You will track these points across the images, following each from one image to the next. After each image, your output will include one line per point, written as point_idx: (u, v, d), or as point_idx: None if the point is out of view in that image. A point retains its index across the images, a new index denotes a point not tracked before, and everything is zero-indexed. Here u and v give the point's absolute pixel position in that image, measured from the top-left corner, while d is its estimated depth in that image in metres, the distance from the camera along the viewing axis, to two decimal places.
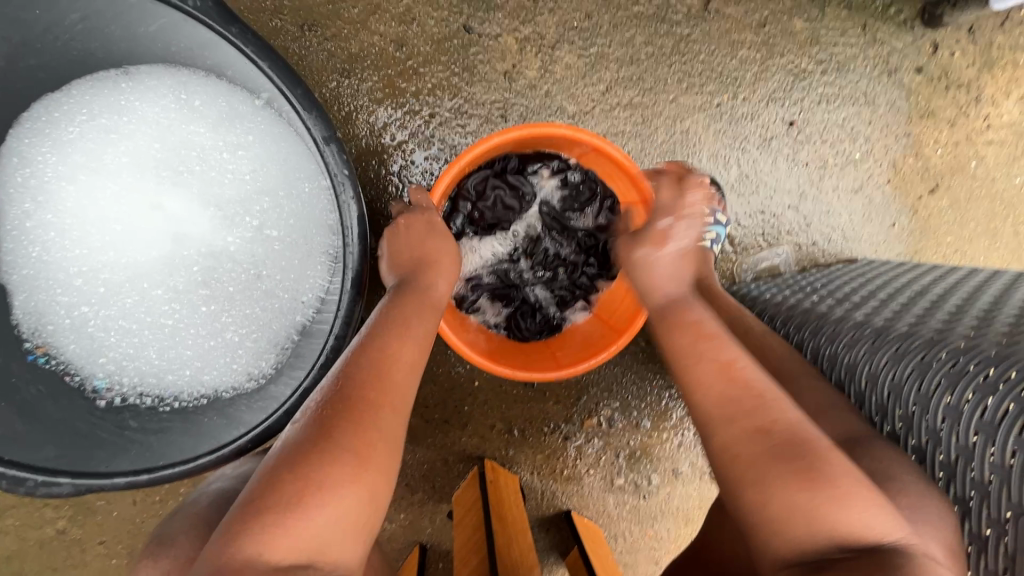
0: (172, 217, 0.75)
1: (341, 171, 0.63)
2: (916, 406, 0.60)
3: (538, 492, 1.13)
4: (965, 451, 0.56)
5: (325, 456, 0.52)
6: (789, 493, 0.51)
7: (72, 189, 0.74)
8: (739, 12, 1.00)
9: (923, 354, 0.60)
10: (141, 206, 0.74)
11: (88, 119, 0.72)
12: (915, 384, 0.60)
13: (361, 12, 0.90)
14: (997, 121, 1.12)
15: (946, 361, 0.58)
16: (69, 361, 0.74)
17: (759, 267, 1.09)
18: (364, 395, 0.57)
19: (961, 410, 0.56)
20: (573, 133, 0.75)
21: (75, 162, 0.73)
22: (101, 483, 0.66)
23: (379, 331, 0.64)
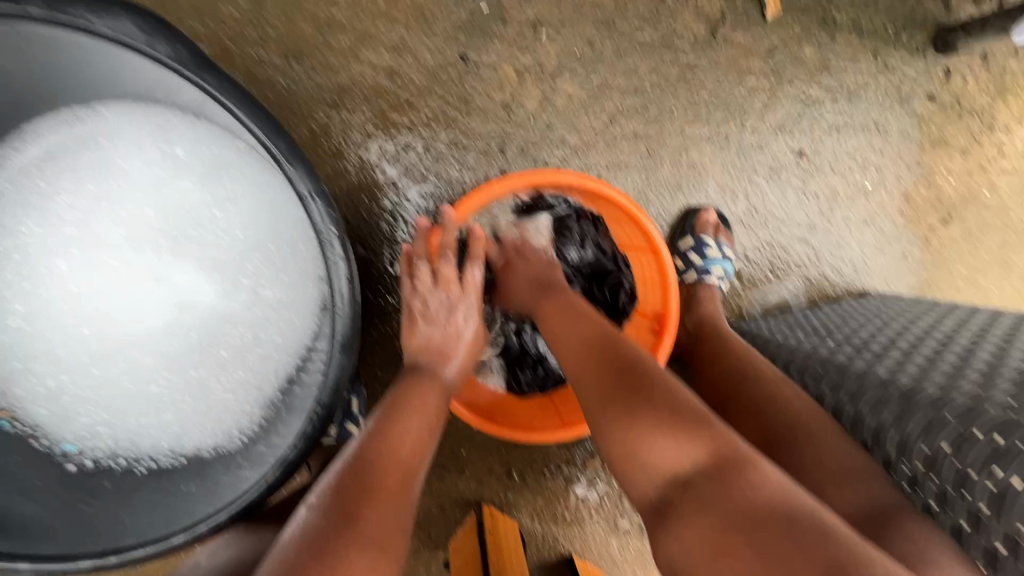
0: (174, 286, 0.72)
1: (329, 228, 0.60)
2: (952, 483, 0.55)
3: (539, 538, 1.08)
4: (1010, 541, 0.50)
5: (348, 543, 0.50)
6: (631, 437, 0.55)
7: (63, 260, 0.69)
8: (747, 39, 0.96)
9: (957, 426, 0.55)
10: (140, 275, 0.72)
11: (76, 184, 0.67)
12: (950, 460, 0.55)
13: (351, 41, 0.85)
14: (1010, 148, 1.08)
15: (984, 437, 0.53)
16: (38, 425, 0.68)
17: (767, 302, 1.05)
18: (384, 477, 0.57)
19: (1005, 495, 0.50)
20: (580, 180, 0.70)
21: (66, 233, 0.69)
22: (64, 566, 0.61)
23: (392, 411, 0.64)
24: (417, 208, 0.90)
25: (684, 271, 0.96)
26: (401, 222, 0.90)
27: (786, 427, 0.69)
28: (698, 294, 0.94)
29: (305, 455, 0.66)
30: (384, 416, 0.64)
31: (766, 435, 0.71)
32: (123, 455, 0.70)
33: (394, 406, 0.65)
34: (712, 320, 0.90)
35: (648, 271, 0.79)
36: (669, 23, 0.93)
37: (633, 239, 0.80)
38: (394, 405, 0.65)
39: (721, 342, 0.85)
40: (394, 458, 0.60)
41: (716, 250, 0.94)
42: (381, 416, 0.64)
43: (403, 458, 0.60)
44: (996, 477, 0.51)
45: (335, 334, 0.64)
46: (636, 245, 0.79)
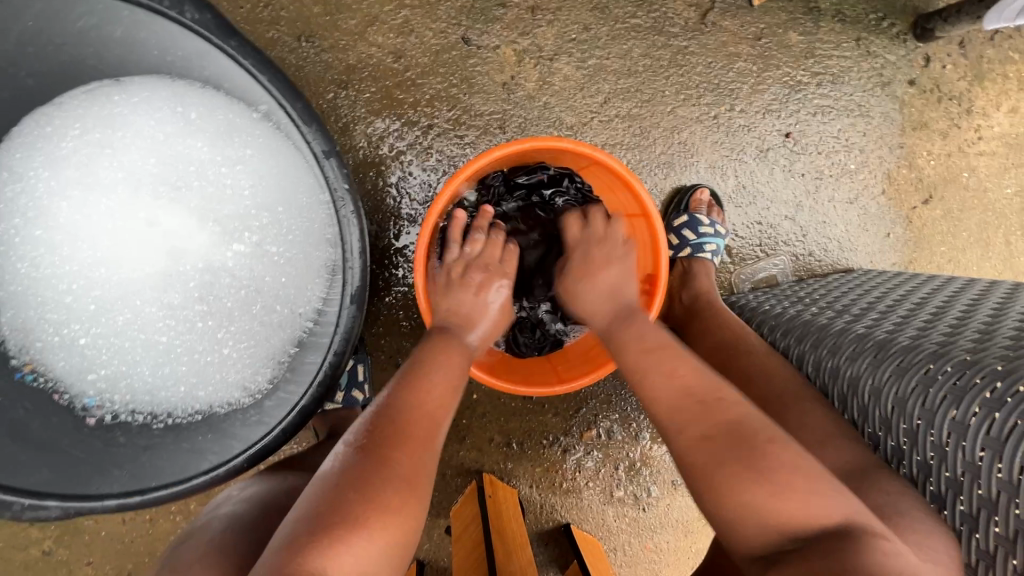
0: (167, 232, 0.74)
1: (341, 187, 0.62)
2: (922, 420, 0.61)
3: (537, 506, 1.12)
4: (972, 467, 0.56)
5: (381, 482, 0.54)
6: (743, 489, 0.53)
7: (66, 206, 0.73)
8: (736, 25, 1.01)
9: (927, 368, 0.61)
10: (136, 222, 0.74)
11: (79, 134, 0.71)
12: (919, 399, 0.61)
13: (359, 23, 0.90)
14: (988, 132, 1.13)
15: (952, 375, 0.58)
16: (59, 378, 0.73)
17: (756, 277, 1.09)
18: (409, 426, 0.60)
19: (967, 425, 0.56)
20: (574, 146, 0.74)
21: (68, 176, 0.72)
22: (90, 506, 0.64)
23: (416, 368, 0.67)
24: (421, 183, 0.94)
25: (678, 246, 1.00)
26: (406, 196, 0.94)
27: (778, 396, 0.74)
28: (692, 268, 0.98)
29: (318, 403, 0.69)
30: (408, 372, 0.67)
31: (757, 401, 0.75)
32: (141, 411, 0.74)
33: (419, 363, 0.68)
34: (705, 294, 0.94)
35: (641, 238, 0.83)
36: (661, 10, 0.98)
37: (626, 208, 0.84)
38: (419, 363, 0.68)
39: (712, 312, 0.90)
40: (419, 409, 0.63)
41: (708, 225, 0.98)
42: (405, 372, 0.67)
43: (428, 410, 0.63)
44: (960, 411, 0.57)
45: (346, 288, 0.66)
46: (629, 212, 0.83)
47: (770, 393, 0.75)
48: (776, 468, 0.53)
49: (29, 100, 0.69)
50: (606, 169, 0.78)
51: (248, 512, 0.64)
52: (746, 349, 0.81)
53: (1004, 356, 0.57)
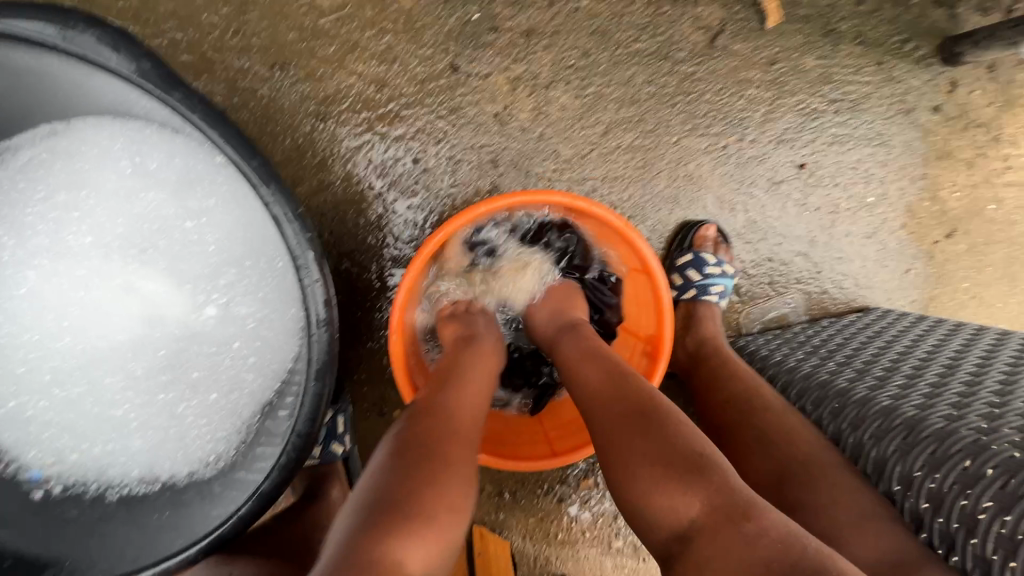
0: (145, 298, 0.69)
1: (304, 252, 0.56)
2: (960, 526, 0.55)
3: (530, 558, 1.05)
4: None
5: (431, 466, 0.53)
6: (637, 462, 0.54)
7: (31, 274, 0.67)
8: (747, 48, 0.93)
9: (966, 466, 0.56)
10: (109, 288, 0.69)
11: (44, 197, 0.65)
12: (958, 500, 0.55)
13: (338, 50, 0.83)
14: (1017, 162, 1.05)
15: (996, 480, 0.53)
16: (4, 449, 0.67)
17: (766, 318, 1.02)
18: (459, 424, 0.59)
19: (1014, 542, 0.50)
20: (572, 200, 0.67)
21: (37, 245, 0.66)
22: None
23: (455, 369, 0.66)
24: (406, 222, 0.88)
25: (682, 287, 0.93)
26: (391, 237, 0.88)
27: (802, 464, 0.67)
28: (697, 312, 0.91)
29: (279, 488, 0.62)
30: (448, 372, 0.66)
31: (780, 468, 0.67)
32: (93, 482, 0.68)
33: (459, 365, 0.67)
34: (712, 341, 0.86)
35: (642, 292, 0.77)
36: (667, 33, 0.90)
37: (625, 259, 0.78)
38: (456, 364, 0.67)
39: (719, 363, 0.82)
40: (465, 407, 0.61)
41: (716, 266, 0.91)
42: (444, 372, 0.66)
43: (472, 406, 0.62)
44: (1006, 523, 0.51)
45: (310, 363, 0.59)
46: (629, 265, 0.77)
47: (791, 460, 0.67)
48: (661, 451, 0.53)
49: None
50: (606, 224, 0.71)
51: None
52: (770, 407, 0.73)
53: None
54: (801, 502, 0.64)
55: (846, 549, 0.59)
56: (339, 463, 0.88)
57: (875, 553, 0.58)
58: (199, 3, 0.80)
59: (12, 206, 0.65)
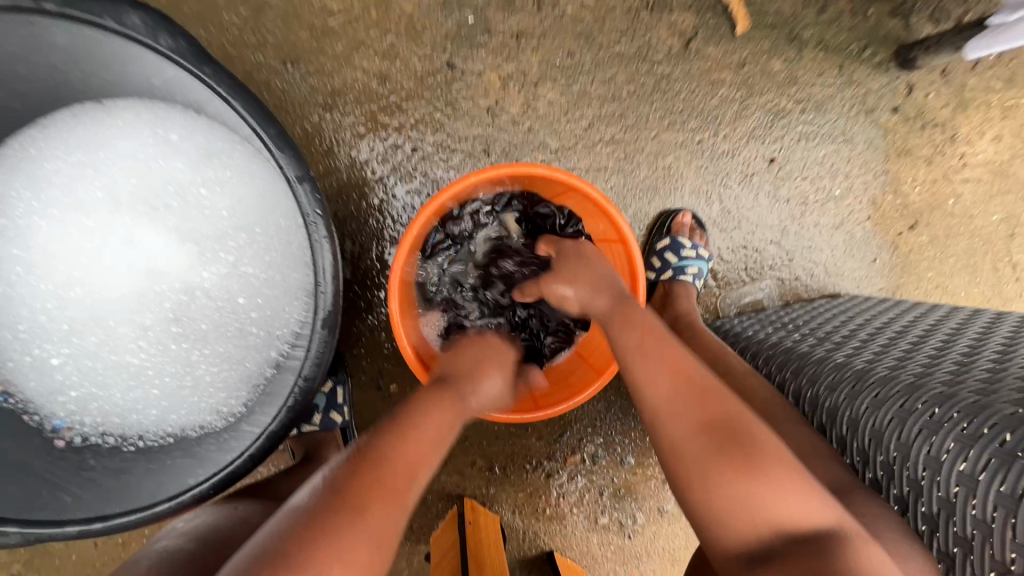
0: (146, 252, 0.76)
1: (313, 211, 0.63)
2: (897, 454, 0.60)
3: (520, 532, 1.10)
4: (947, 504, 0.55)
5: (330, 518, 0.53)
6: (740, 487, 0.56)
7: (46, 225, 0.73)
8: (719, 52, 1.02)
9: (902, 401, 0.61)
10: (117, 241, 0.75)
11: (62, 156, 0.71)
12: (896, 432, 0.60)
13: (345, 48, 0.91)
14: (972, 159, 1.14)
15: (925, 410, 0.58)
16: (29, 399, 0.73)
17: (742, 302, 1.09)
18: (385, 473, 0.58)
19: (941, 461, 0.56)
20: (551, 171, 0.74)
21: (51, 196, 0.73)
22: (51, 533, 0.62)
23: (404, 412, 0.65)
24: (404, 206, 0.95)
25: (661, 269, 1.00)
26: (389, 219, 0.95)
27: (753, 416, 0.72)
28: (673, 291, 0.98)
29: (288, 429, 0.69)
30: (396, 414, 0.65)
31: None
32: (112, 433, 0.74)
33: (409, 409, 0.66)
34: (687, 316, 0.93)
35: (621, 263, 0.83)
36: (645, 37, 0.99)
37: (604, 233, 0.84)
38: (413, 406, 0.66)
39: (693, 335, 0.89)
40: (398, 455, 0.60)
41: (692, 249, 0.98)
42: (395, 415, 0.66)
43: (409, 456, 0.61)
44: (934, 446, 0.56)
45: (318, 312, 0.66)
46: (608, 238, 0.83)
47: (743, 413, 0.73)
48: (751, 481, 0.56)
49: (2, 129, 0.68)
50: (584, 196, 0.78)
51: (192, 546, 0.64)
52: (728, 370, 0.80)
53: (979, 392, 0.56)
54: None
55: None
56: (338, 430, 0.93)
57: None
58: (220, 4, 0.88)
59: (29, 162, 0.71)
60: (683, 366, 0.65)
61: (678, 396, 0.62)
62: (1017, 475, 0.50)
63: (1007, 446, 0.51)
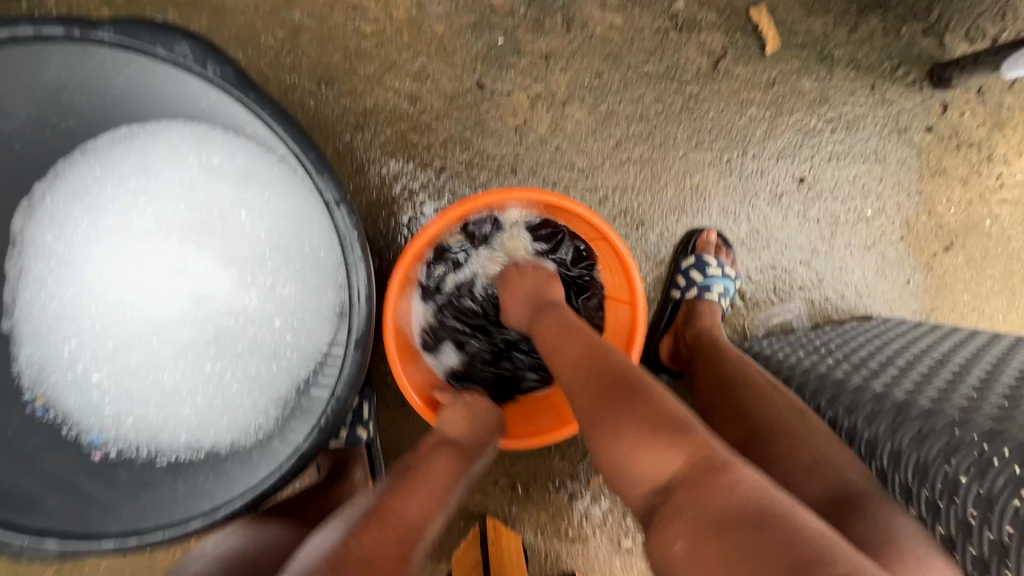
0: (194, 277, 0.78)
1: (350, 233, 0.64)
2: (944, 492, 0.57)
3: (541, 553, 1.08)
4: (999, 548, 0.51)
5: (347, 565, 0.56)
6: (618, 432, 0.57)
7: (101, 251, 0.76)
8: (748, 72, 1.01)
9: (951, 438, 0.58)
10: (167, 267, 0.77)
11: (116, 185, 0.75)
12: (943, 468, 0.58)
13: (377, 68, 0.93)
14: (1010, 180, 1.11)
15: (976, 446, 0.55)
16: (68, 413, 0.74)
17: (770, 322, 1.07)
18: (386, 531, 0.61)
19: (995, 502, 0.52)
20: (590, 214, 0.75)
21: (106, 224, 0.76)
22: (90, 547, 0.64)
23: (407, 469, 0.69)
24: None
25: (686, 288, 0.99)
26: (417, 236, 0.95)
27: (770, 424, 0.71)
28: (698, 308, 0.96)
29: (318, 449, 0.69)
30: (400, 472, 0.69)
31: (749, 432, 0.72)
32: (145, 447, 0.75)
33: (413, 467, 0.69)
34: (711, 331, 0.91)
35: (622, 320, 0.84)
36: (673, 57, 0.99)
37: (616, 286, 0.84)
38: (417, 464, 0.69)
39: (718, 349, 0.87)
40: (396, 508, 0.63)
41: (717, 268, 0.98)
42: (396, 476, 0.69)
43: (410, 513, 0.63)
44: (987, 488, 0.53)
45: (352, 330, 0.67)
46: (617, 294, 0.83)
47: (759, 422, 0.72)
48: (638, 416, 0.57)
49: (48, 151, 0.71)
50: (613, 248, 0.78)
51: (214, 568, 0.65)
52: (749, 379, 0.79)
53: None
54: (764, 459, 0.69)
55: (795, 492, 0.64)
56: (363, 447, 0.92)
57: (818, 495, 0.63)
58: (258, 28, 0.91)
59: (87, 189, 0.74)
60: (581, 344, 0.68)
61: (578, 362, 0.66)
62: None
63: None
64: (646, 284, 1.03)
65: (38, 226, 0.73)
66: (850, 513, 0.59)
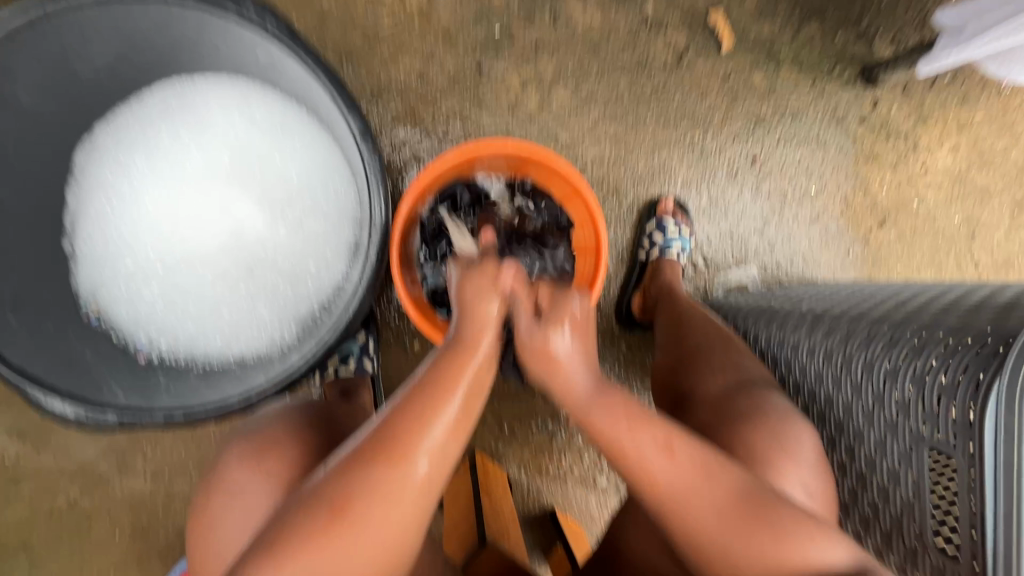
0: (233, 216, 0.90)
1: (371, 161, 0.79)
2: (864, 375, 0.70)
3: (525, 489, 1.20)
4: (932, 416, 0.60)
5: (354, 487, 0.57)
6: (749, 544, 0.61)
7: (154, 187, 0.89)
8: (707, 66, 1.19)
9: (866, 328, 0.71)
10: (210, 208, 0.90)
11: (171, 131, 0.88)
12: (860, 354, 0.70)
13: (391, 50, 1.08)
14: (933, 166, 1.29)
15: (885, 331, 0.68)
16: (116, 324, 0.86)
17: (728, 284, 1.23)
18: (432, 471, 0.60)
19: (925, 376, 0.61)
20: (569, 170, 0.89)
21: (157, 163, 0.89)
22: (142, 419, 0.74)
23: (424, 397, 0.62)
24: None
25: (650, 249, 1.14)
26: None
27: (698, 345, 0.89)
28: (662, 269, 1.11)
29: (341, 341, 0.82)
30: (420, 401, 0.62)
31: (682, 351, 0.90)
32: (183, 355, 0.87)
33: (429, 397, 0.62)
34: (670, 286, 1.07)
35: (586, 270, 0.96)
36: (644, 51, 1.16)
37: (586, 242, 0.97)
38: (434, 389, 0.63)
39: (672, 297, 1.03)
40: (430, 442, 0.60)
41: (675, 230, 1.13)
42: (413, 405, 0.62)
43: (445, 447, 0.61)
44: (917, 366, 0.62)
45: (371, 248, 0.82)
46: (585, 246, 0.97)
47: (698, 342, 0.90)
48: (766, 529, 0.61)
49: (111, 94, 0.85)
50: (585, 204, 0.92)
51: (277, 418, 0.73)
52: (693, 313, 0.96)
53: (930, 314, 0.66)
54: (689, 368, 0.87)
55: (705, 387, 0.82)
56: (369, 378, 1.05)
57: (724, 383, 0.81)
58: (290, 11, 1.06)
59: (143, 133, 0.88)
60: (720, 484, 0.63)
61: (707, 484, 0.62)
62: (923, 360, 0.62)
63: (917, 340, 0.63)
64: (618, 245, 1.18)
65: (101, 166, 0.87)
66: (742, 394, 0.78)
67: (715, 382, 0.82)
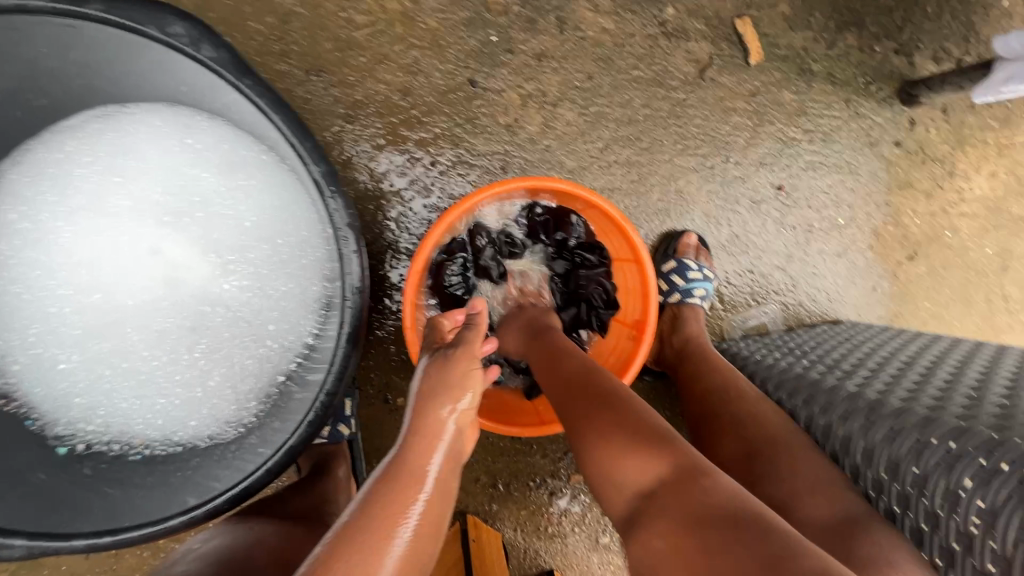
0: (171, 262, 0.75)
1: (344, 224, 0.65)
2: (943, 504, 0.58)
3: (520, 551, 1.08)
4: None
5: None
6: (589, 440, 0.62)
7: (71, 233, 0.73)
8: (732, 81, 1.05)
9: (949, 446, 0.58)
10: (138, 248, 0.75)
11: (91, 163, 0.71)
12: (943, 478, 0.58)
13: (369, 60, 0.92)
14: (969, 195, 1.17)
15: (978, 456, 0.55)
16: (33, 405, 0.71)
17: (747, 325, 1.11)
18: None
19: None
20: (573, 187, 0.74)
21: (76, 209, 0.73)
22: (59, 546, 0.62)
23: (366, 542, 0.49)
24: (421, 219, 0.95)
25: (669, 292, 1.01)
26: (405, 232, 0.94)
27: (769, 443, 0.72)
28: (682, 313, 0.99)
29: (307, 443, 0.68)
30: (352, 537, 0.50)
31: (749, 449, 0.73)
32: (117, 441, 0.73)
33: (379, 535, 0.50)
34: (699, 341, 0.93)
35: (632, 281, 0.85)
36: (662, 63, 1.01)
37: (619, 252, 0.85)
38: (372, 531, 0.50)
39: (705, 358, 0.89)
40: None
41: (698, 271, 1.00)
42: (351, 551, 0.48)
43: None
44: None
45: (343, 326, 0.67)
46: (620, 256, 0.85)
47: (761, 437, 0.73)
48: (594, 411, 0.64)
49: (14, 131, 0.68)
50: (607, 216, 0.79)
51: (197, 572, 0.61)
52: (745, 395, 0.80)
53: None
54: (764, 476, 0.69)
55: (800, 512, 0.64)
56: (345, 443, 0.91)
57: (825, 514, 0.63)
58: (247, 12, 0.89)
59: (55, 166, 0.70)
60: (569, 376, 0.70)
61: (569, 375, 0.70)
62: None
63: (988, 464, 0.55)
64: None
65: None
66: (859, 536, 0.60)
67: (808, 502, 0.64)
